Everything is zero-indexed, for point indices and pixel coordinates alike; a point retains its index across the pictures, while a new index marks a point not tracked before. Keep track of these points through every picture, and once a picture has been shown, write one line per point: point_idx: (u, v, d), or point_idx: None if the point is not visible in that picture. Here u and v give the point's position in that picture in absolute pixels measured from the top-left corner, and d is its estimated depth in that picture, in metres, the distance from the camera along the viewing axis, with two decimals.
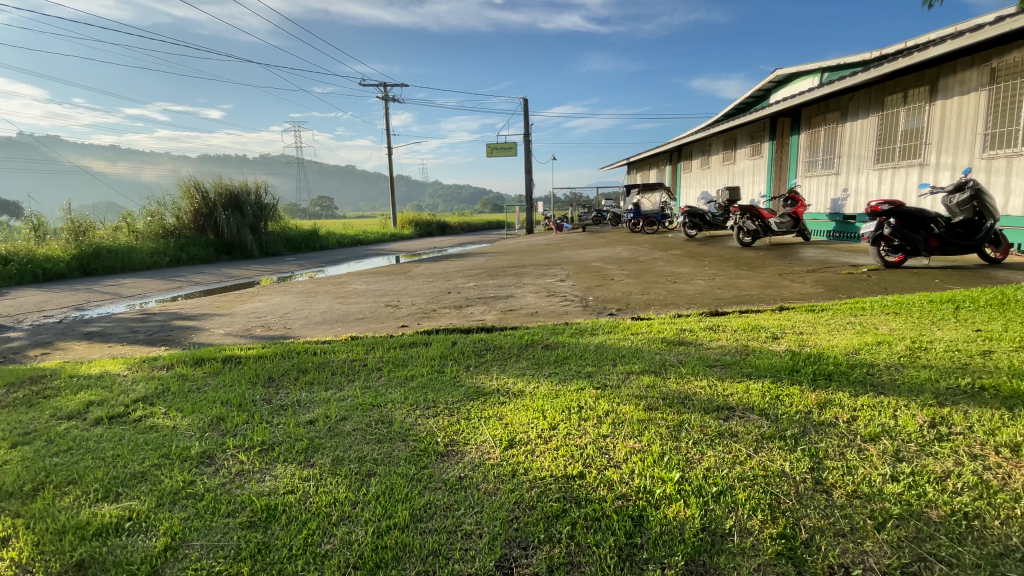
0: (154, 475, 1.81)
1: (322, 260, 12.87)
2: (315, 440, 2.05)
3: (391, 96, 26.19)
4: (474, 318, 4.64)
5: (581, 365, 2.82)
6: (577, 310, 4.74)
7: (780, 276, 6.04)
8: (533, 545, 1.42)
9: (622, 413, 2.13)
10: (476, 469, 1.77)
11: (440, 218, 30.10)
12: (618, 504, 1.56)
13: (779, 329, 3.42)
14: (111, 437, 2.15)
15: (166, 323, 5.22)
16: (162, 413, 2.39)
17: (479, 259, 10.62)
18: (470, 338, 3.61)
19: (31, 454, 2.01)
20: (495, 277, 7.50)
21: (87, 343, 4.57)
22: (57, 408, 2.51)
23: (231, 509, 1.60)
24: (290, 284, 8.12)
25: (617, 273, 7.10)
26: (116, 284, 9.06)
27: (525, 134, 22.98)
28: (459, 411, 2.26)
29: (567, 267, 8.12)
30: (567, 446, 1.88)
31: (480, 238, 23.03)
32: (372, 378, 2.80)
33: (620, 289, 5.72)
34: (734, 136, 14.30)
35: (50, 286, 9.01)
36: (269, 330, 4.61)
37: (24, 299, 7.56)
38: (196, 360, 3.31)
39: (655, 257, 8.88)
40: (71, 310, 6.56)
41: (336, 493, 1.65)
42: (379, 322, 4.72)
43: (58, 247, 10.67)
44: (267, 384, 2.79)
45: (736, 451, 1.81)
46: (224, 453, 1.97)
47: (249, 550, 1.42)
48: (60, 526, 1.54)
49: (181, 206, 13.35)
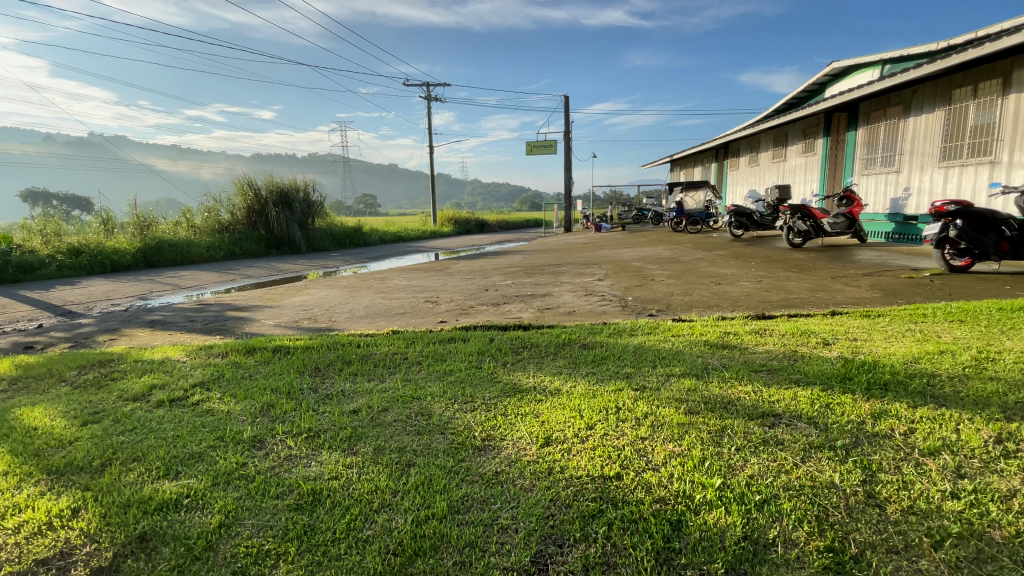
0: (210, 456, 1.92)
1: (365, 256, 13.27)
2: (358, 429, 2.12)
3: (432, 94, 26.63)
4: (511, 316, 4.68)
5: (619, 366, 2.78)
6: (615, 310, 4.67)
7: (833, 279, 5.77)
8: (569, 543, 1.42)
9: (661, 416, 2.10)
10: (513, 465, 1.79)
11: (478, 216, 30.01)
12: (657, 507, 1.53)
13: (830, 334, 3.26)
14: (172, 417, 2.30)
15: (220, 313, 5.51)
16: (218, 398, 2.54)
17: (517, 257, 10.72)
18: (507, 336, 3.62)
19: (101, 431, 2.18)
20: (532, 275, 7.52)
21: (150, 330, 4.90)
22: (123, 390, 2.71)
23: (280, 491, 1.68)
24: (335, 278, 8.39)
25: (658, 273, 6.94)
26: (176, 276, 9.63)
27: (564, 131, 22.77)
28: (496, 407, 2.28)
29: (607, 267, 8.02)
30: (604, 447, 1.87)
31: (520, 236, 23.26)
32: (413, 372, 2.86)
33: (662, 290, 5.61)
34: (785, 132, 13.74)
35: (119, 277, 9.67)
36: (315, 322, 4.79)
37: (99, 288, 8.16)
38: (248, 349, 3.49)
39: (699, 256, 8.66)
40: (136, 300, 7.02)
41: (377, 481, 1.71)
42: (419, 317, 4.83)
43: (124, 240, 11.40)
44: (313, 374, 2.91)
45: (782, 460, 1.75)
46: (273, 438, 2.06)
47: (296, 531, 1.49)
48: (125, 500, 1.66)
49: (235, 203, 14.00)
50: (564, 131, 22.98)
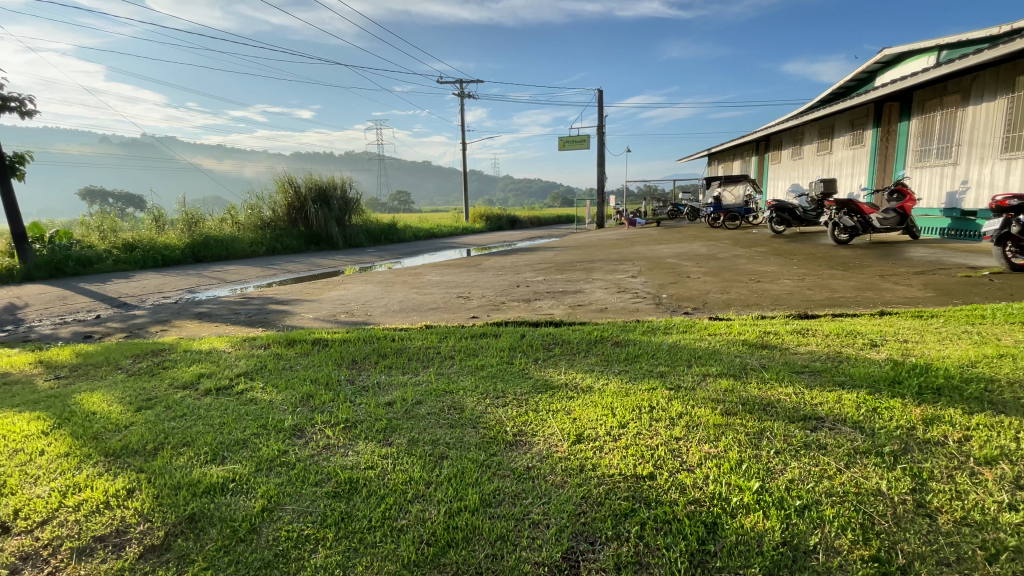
0: (254, 443, 2.01)
1: (399, 251, 13.52)
2: (393, 420, 2.17)
3: (465, 91, 26.76)
4: (542, 312, 4.67)
5: (653, 365, 2.74)
6: (649, 308, 4.58)
7: (881, 278, 5.49)
8: (601, 541, 1.41)
9: (697, 417, 2.05)
10: (545, 461, 1.79)
11: (510, 213, 30.06)
12: (691, 509, 1.51)
13: (878, 335, 3.12)
14: (218, 405, 2.41)
15: (263, 306, 5.73)
16: (261, 388, 2.64)
17: (548, 253, 10.68)
18: (538, 332, 3.61)
19: (154, 417, 2.31)
20: (564, 271, 7.48)
21: (198, 322, 5.14)
22: (174, 378, 2.85)
23: (318, 479, 1.73)
24: (371, 273, 8.58)
25: (694, 270, 6.78)
26: (221, 271, 10.05)
27: (598, 126, 22.46)
28: (528, 402, 2.28)
29: (640, 263, 7.89)
30: (637, 446, 1.85)
31: (552, 232, 23.15)
32: (445, 366, 2.90)
33: (698, 287, 5.48)
34: (831, 124, 13.15)
35: (169, 271, 10.17)
36: (352, 316, 4.92)
37: (151, 281, 8.61)
38: (289, 341, 3.61)
39: (738, 253, 8.41)
40: (185, 293, 7.37)
41: (411, 472, 1.74)
42: (451, 312, 4.88)
43: (174, 236, 11.96)
44: (350, 366, 2.99)
45: (825, 465, 1.68)
46: (313, 427, 2.13)
47: (334, 518, 1.53)
48: (176, 482, 1.76)
49: (277, 200, 14.48)
50: (598, 126, 22.66)
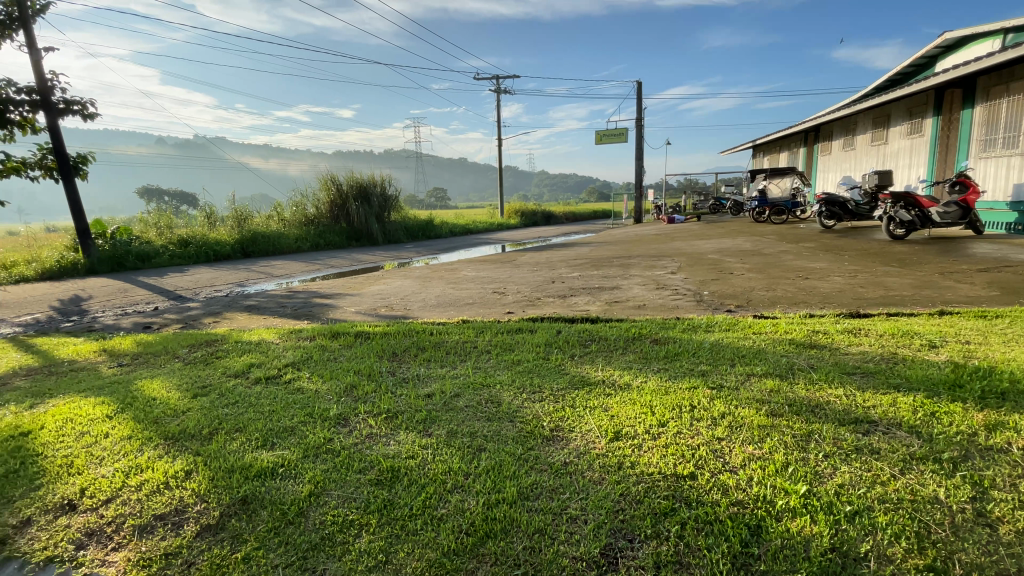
0: (301, 431, 2.09)
1: (436, 247, 13.72)
2: (432, 412, 2.21)
3: (502, 87, 26.84)
4: (579, 308, 4.64)
5: (694, 363, 2.68)
6: (689, 305, 4.48)
7: (941, 275, 5.16)
8: (640, 538, 1.40)
9: (740, 417, 2.00)
10: (582, 457, 1.79)
11: (546, 208, 29.95)
12: (734, 510, 1.47)
13: (938, 336, 2.94)
14: (268, 394, 2.53)
15: (307, 300, 5.94)
16: (307, 377, 2.75)
17: (585, 248, 10.59)
18: (574, 328, 3.60)
19: (209, 403, 2.44)
20: (601, 267, 7.39)
21: (247, 314, 5.38)
22: (227, 367, 3.01)
23: (362, 466, 1.79)
24: (409, 269, 8.74)
25: (737, 266, 6.56)
26: (268, 265, 10.47)
27: (636, 119, 21.99)
28: (564, 398, 2.28)
29: (680, 259, 7.71)
30: (677, 445, 1.82)
31: (589, 227, 22.93)
32: (482, 360, 2.93)
33: (741, 284, 5.31)
34: (887, 113, 12.44)
35: (220, 265, 10.69)
36: (391, 310, 5.03)
37: (204, 275, 9.07)
38: (333, 333, 3.73)
39: (784, 249, 8.08)
40: (235, 286, 7.73)
41: (450, 463, 1.78)
42: (487, 308, 4.92)
43: (225, 232, 12.54)
44: (391, 358, 3.07)
45: (878, 470, 1.61)
46: (356, 417, 2.21)
47: (377, 505, 1.59)
48: (229, 466, 1.85)
49: (320, 197, 14.94)
50: (636, 119, 22.10)
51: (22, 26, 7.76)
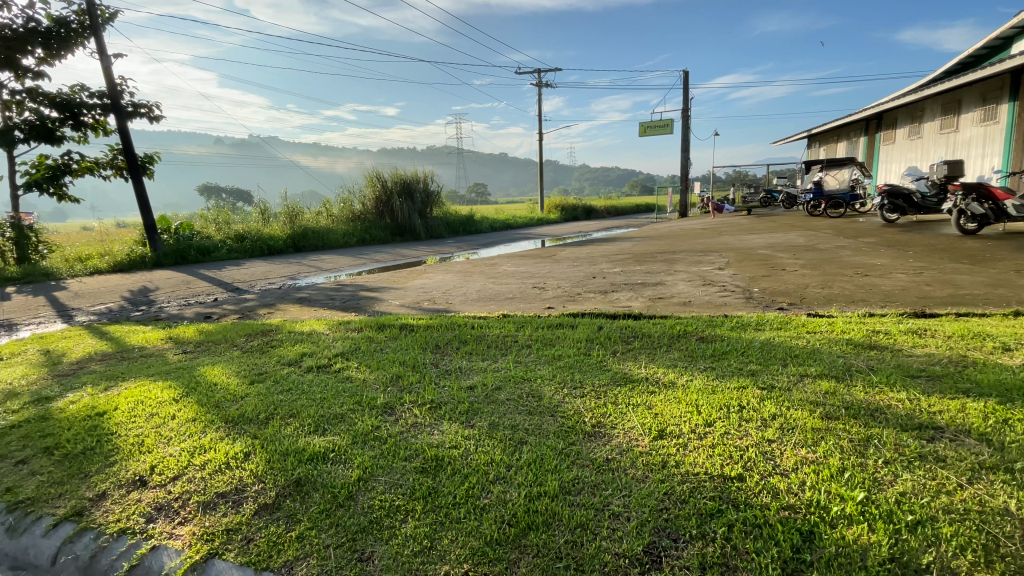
0: (350, 418, 2.18)
1: (477, 242, 13.86)
2: (475, 403, 2.25)
3: (544, 80, 26.60)
4: (621, 304, 4.57)
5: (743, 362, 2.59)
6: (737, 303, 4.33)
7: (1020, 273, 4.76)
8: (685, 538, 1.38)
9: (792, 419, 1.93)
10: (624, 454, 1.77)
11: (587, 203, 29.60)
12: (785, 514, 1.42)
13: (1013, 339, 2.72)
14: (319, 382, 2.64)
15: (354, 293, 6.14)
16: (355, 367, 2.86)
17: (628, 243, 10.40)
18: (617, 324, 3.56)
19: (265, 389, 2.58)
20: (644, 263, 7.25)
21: (298, 306, 5.62)
22: (281, 355, 3.16)
23: (407, 454, 1.85)
24: (451, 264, 8.86)
25: (790, 262, 6.27)
26: (317, 260, 10.89)
27: (682, 110, 21.30)
28: (606, 395, 2.26)
29: (728, 255, 7.45)
30: (724, 446, 1.77)
31: (631, 222, 22.52)
32: (523, 354, 2.95)
33: (793, 281, 5.08)
34: (958, 97, 11.54)
35: (273, 259, 11.20)
36: (433, 303, 5.13)
37: (258, 269, 9.53)
38: (379, 325, 3.85)
39: (841, 245, 7.66)
40: (287, 279, 8.08)
41: (492, 454, 1.81)
42: (528, 302, 4.93)
43: (277, 227, 13.12)
44: (434, 350, 3.13)
45: (943, 479, 1.51)
46: (402, 406, 2.27)
47: (421, 492, 1.63)
48: (284, 449, 1.95)
49: (366, 194, 15.37)
50: (683, 110, 21.28)
51: (93, 34, 8.33)
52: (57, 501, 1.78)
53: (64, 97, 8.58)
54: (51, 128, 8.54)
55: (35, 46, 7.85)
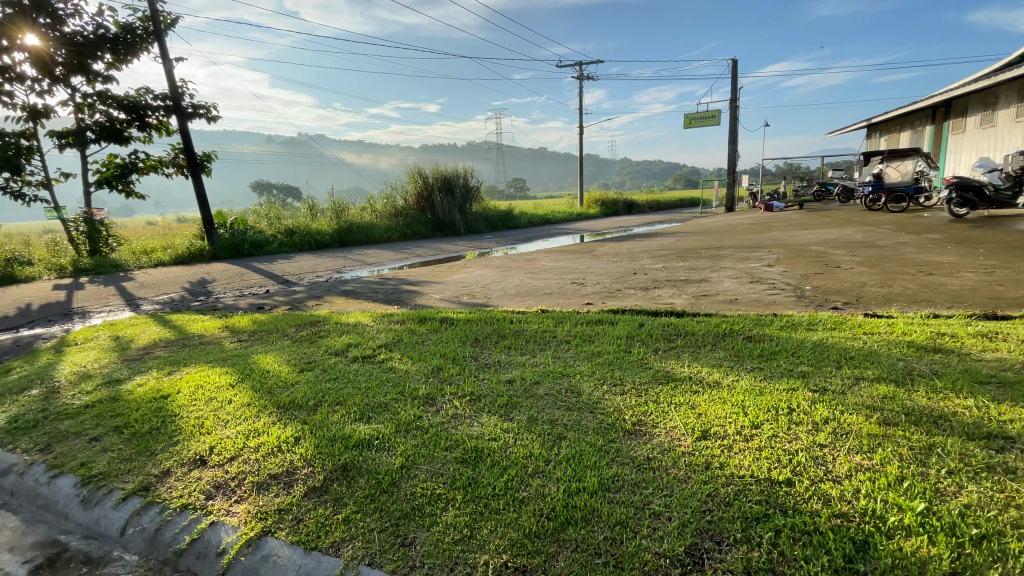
0: (393, 408, 2.24)
1: (516, 237, 13.88)
2: (514, 397, 2.26)
3: (585, 73, 26.20)
4: (663, 301, 4.48)
5: (793, 364, 2.49)
6: (788, 301, 4.15)
7: None
8: (729, 541, 1.34)
9: (845, 423, 1.84)
10: (666, 454, 1.74)
11: (628, 197, 29.05)
12: (836, 522, 1.36)
13: None
14: (364, 371, 2.73)
15: (397, 287, 6.29)
16: (398, 358, 2.93)
17: (671, 239, 10.16)
18: (659, 321, 3.49)
19: (314, 377, 2.69)
20: (687, 259, 7.06)
21: (344, 298, 5.82)
22: (329, 345, 3.29)
23: (448, 444, 1.89)
24: (490, 258, 8.92)
25: (846, 260, 5.96)
26: (361, 254, 11.21)
27: (730, 101, 20.52)
28: (648, 393, 2.23)
29: (778, 251, 7.15)
30: (772, 449, 1.71)
31: (674, 217, 21.94)
32: (562, 350, 2.94)
33: (849, 279, 4.82)
34: None
35: (320, 253, 11.61)
36: (473, 298, 5.19)
37: (307, 262, 9.90)
38: (421, 318, 3.93)
39: (903, 241, 7.20)
40: (333, 273, 8.37)
41: (531, 448, 1.82)
42: (567, 298, 4.90)
43: (324, 222, 13.58)
44: (474, 344, 3.17)
45: (1014, 493, 1.41)
46: (443, 397, 2.32)
47: (462, 482, 1.66)
48: (332, 435, 2.03)
49: (408, 189, 15.67)
50: (730, 100, 20.51)
51: (156, 39, 8.85)
52: (126, 476, 1.93)
53: (131, 99, 9.16)
54: (120, 129, 9.14)
55: (104, 52, 8.40)
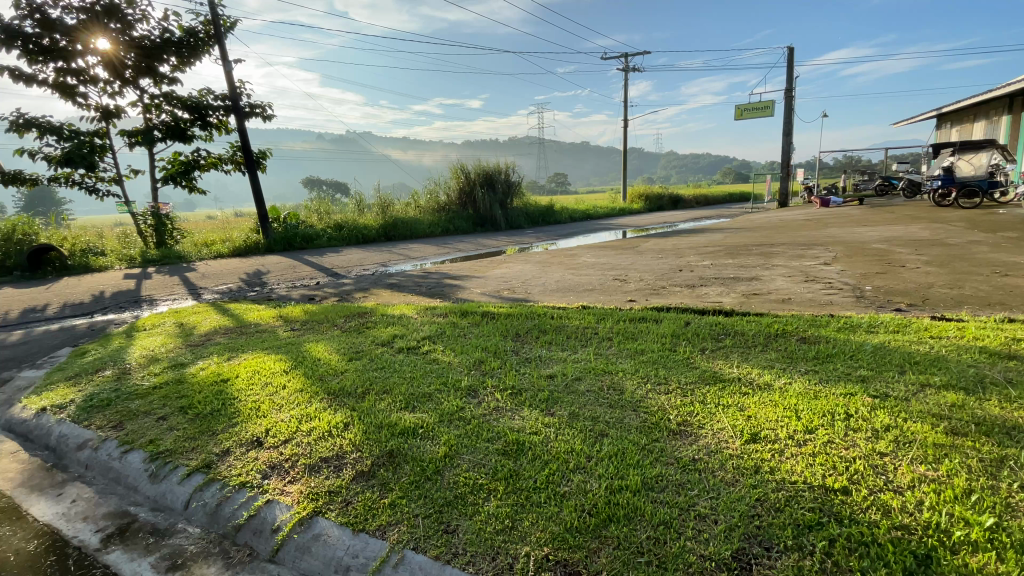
0: (437, 398, 2.29)
1: (557, 233, 13.82)
2: (555, 392, 2.26)
3: (630, 65, 25.60)
4: (710, 300, 4.35)
5: (851, 367, 2.37)
6: (845, 302, 3.94)
7: None
8: (779, 548, 1.30)
9: (908, 432, 1.73)
10: (712, 455, 1.70)
11: (674, 192, 28.27)
12: (896, 534, 1.29)
13: None
14: (409, 362, 2.81)
15: (439, 280, 6.40)
16: (441, 350, 2.99)
17: (718, 235, 9.82)
18: (706, 320, 3.39)
19: (362, 366, 2.78)
20: (736, 256, 6.81)
21: (388, 291, 5.98)
22: (375, 336, 3.39)
23: (490, 436, 1.91)
24: (531, 254, 8.92)
25: (911, 259, 5.58)
26: (405, 248, 11.47)
27: (785, 90, 19.53)
28: (694, 393, 2.18)
29: (836, 249, 6.79)
30: (826, 455, 1.64)
31: (721, 213, 21.18)
32: (604, 346, 2.91)
33: (914, 280, 4.52)
34: None
35: (366, 247, 11.96)
36: (513, 292, 5.21)
37: (354, 255, 10.22)
38: (463, 312, 3.99)
39: (977, 239, 6.67)
40: (379, 266, 8.61)
41: (573, 444, 1.81)
42: (609, 295, 4.84)
43: (370, 217, 13.97)
44: (515, 338, 3.19)
45: None
46: (485, 390, 2.35)
47: (503, 473, 1.68)
48: (378, 422, 2.10)
49: (450, 185, 15.87)
50: (785, 90, 19.53)
51: (217, 42, 9.34)
52: (190, 454, 2.06)
53: (194, 100, 9.72)
54: (183, 128, 9.71)
55: (170, 55, 8.93)
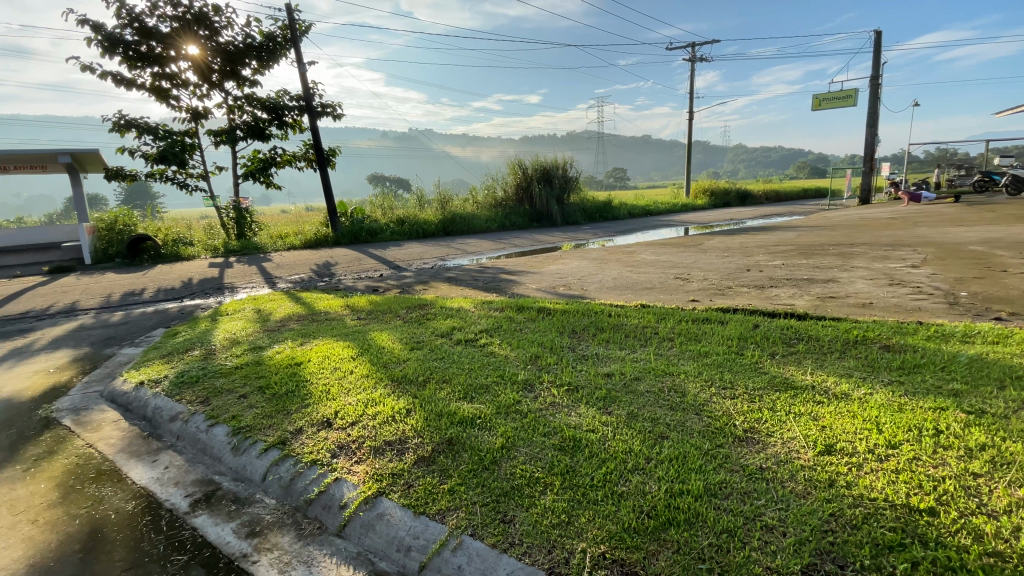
0: (495, 390, 2.33)
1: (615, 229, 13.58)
2: (612, 391, 2.24)
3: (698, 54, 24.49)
4: (780, 302, 4.12)
5: (941, 379, 2.17)
6: (935, 308, 3.61)
7: None
8: (854, 567, 1.22)
9: (1010, 453, 1.57)
10: (781, 465, 1.62)
11: (741, 188, 26.90)
12: (990, 562, 1.18)
13: None
14: (467, 354, 2.87)
15: (496, 275, 6.48)
16: (498, 343, 3.04)
17: (789, 234, 9.26)
18: (775, 323, 3.23)
19: (423, 356, 2.88)
20: (810, 256, 6.40)
21: (447, 284, 6.13)
22: (435, 327, 3.49)
23: (547, 431, 1.92)
24: (588, 250, 8.83)
25: (1017, 263, 5.01)
26: (463, 243, 11.69)
27: (871, 77, 17.99)
28: (761, 399, 2.08)
29: (926, 250, 6.21)
30: (911, 473, 1.52)
31: (793, 210, 19.95)
32: (665, 347, 2.84)
33: (1020, 286, 4.06)
34: None
35: (426, 241, 12.31)
36: (570, 289, 5.19)
37: (414, 249, 10.56)
38: (519, 307, 4.02)
39: None
40: (438, 260, 8.83)
41: (631, 444, 1.79)
42: (670, 294, 4.70)
43: (430, 212, 14.35)
44: (572, 335, 3.18)
45: None
46: (542, 385, 2.36)
47: (560, 468, 1.69)
48: (438, 411, 2.17)
49: (509, 181, 15.96)
50: (871, 77, 17.99)
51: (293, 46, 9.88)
52: (268, 431, 2.23)
53: (272, 101, 10.37)
54: (262, 127, 10.39)
55: (251, 59, 9.56)
